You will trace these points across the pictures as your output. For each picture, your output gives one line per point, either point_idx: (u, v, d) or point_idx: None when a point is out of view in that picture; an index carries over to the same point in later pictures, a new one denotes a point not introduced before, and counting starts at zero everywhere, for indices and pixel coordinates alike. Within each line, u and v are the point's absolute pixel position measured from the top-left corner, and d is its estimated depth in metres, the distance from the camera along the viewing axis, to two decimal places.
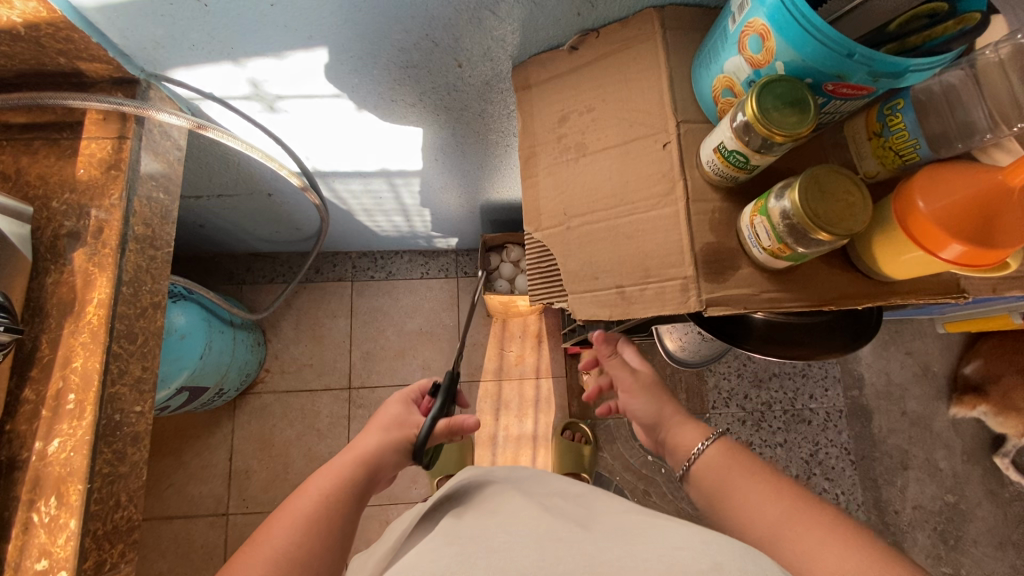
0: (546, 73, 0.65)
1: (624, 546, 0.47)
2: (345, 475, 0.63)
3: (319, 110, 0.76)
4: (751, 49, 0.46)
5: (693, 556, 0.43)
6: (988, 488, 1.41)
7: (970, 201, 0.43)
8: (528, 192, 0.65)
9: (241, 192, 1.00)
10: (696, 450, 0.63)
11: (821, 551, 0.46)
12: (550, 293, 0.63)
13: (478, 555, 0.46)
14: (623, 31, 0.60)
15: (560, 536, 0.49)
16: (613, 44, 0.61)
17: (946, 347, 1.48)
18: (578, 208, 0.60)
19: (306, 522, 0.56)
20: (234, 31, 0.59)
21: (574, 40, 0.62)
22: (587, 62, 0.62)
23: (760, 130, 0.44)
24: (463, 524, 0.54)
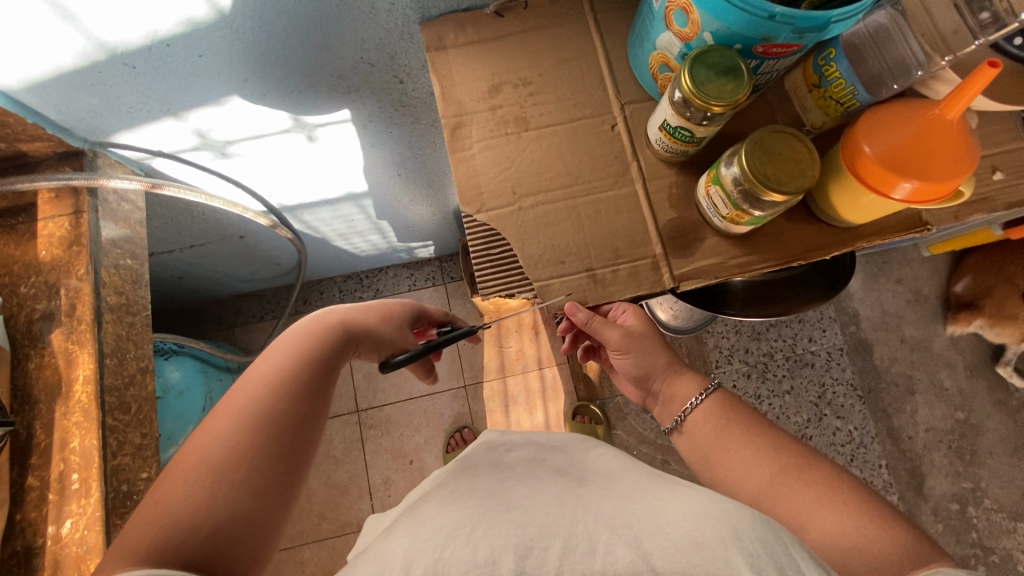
0: (465, 38, 0.57)
1: (642, 502, 0.48)
2: (302, 352, 0.54)
3: (271, 149, 0.75)
4: (678, 24, 0.46)
5: (707, 525, 0.42)
6: (995, 399, 1.44)
7: (908, 139, 0.44)
8: (460, 167, 0.55)
9: (212, 239, 0.99)
10: (691, 401, 0.58)
11: (827, 504, 0.47)
12: (508, 283, 0.53)
13: (500, 510, 0.45)
14: (553, 9, 0.58)
15: (583, 495, 0.49)
16: (538, 19, 0.58)
17: (934, 269, 1.50)
18: (528, 187, 0.55)
19: (252, 427, 0.48)
20: (170, 88, 0.59)
21: (497, 6, 0.57)
22: (514, 31, 0.58)
23: (697, 103, 0.44)
24: (478, 477, 0.53)
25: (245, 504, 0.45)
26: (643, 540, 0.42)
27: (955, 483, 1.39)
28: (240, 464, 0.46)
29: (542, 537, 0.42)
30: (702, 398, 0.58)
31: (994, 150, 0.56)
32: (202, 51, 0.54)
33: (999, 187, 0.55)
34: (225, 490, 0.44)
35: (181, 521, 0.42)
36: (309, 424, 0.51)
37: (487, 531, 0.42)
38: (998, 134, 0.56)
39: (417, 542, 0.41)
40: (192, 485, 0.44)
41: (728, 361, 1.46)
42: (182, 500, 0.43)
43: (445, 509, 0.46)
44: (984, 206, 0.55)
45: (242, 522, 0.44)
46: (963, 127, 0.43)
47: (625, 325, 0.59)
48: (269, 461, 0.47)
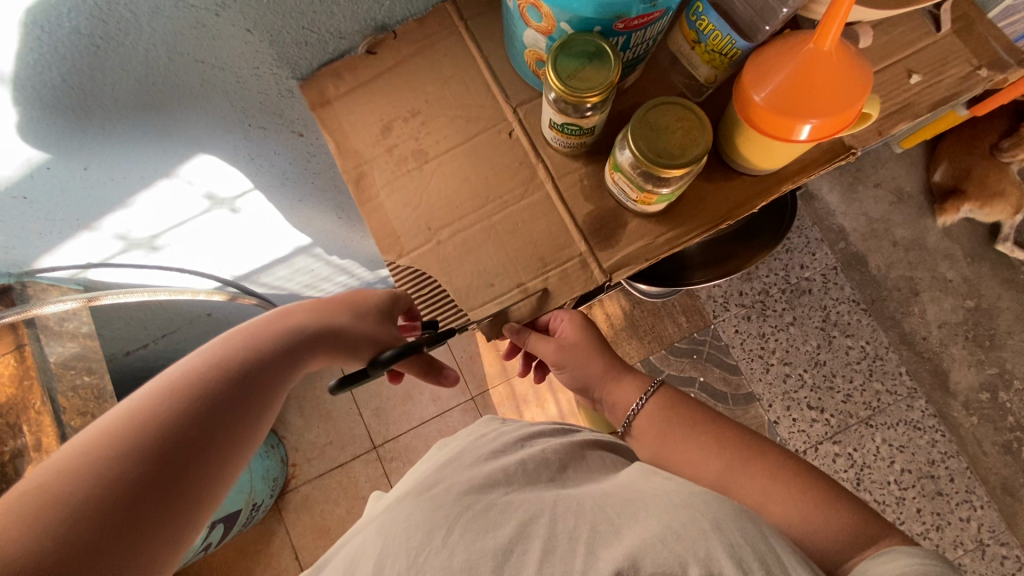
0: (347, 86, 0.56)
1: (621, 496, 0.47)
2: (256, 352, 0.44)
3: (198, 230, 0.74)
4: (534, 19, 0.44)
5: (687, 515, 0.42)
6: (1001, 278, 1.41)
7: (794, 79, 0.42)
8: (374, 217, 0.54)
9: (180, 323, 0.98)
10: (633, 406, 0.58)
11: (772, 489, 0.49)
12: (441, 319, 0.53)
13: (483, 513, 0.44)
14: (423, 29, 0.56)
15: (561, 491, 0.48)
16: (413, 44, 0.56)
17: (911, 163, 1.46)
18: (442, 219, 0.53)
19: (177, 431, 0.37)
20: (72, 206, 0.59)
21: (366, 44, 0.56)
22: (391, 65, 0.56)
23: (570, 99, 0.42)
24: (461, 475, 0.50)
25: (148, 527, 0.34)
26: (621, 535, 0.42)
27: (980, 372, 1.36)
28: (152, 477, 0.35)
29: (519, 539, 0.42)
30: (646, 398, 0.58)
31: (906, 52, 0.53)
32: (88, 163, 0.54)
33: (918, 90, 0.52)
34: (123, 509, 0.33)
35: (50, 546, 0.31)
36: (247, 419, 0.41)
37: (465, 533, 0.42)
38: (907, 34, 0.53)
39: (389, 543, 0.43)
40: (80, 497, 0.32)
41: (724, 308, 1.42)
42: (60, 516, 0.31)
43: (419, 509, 0.46)
44: (906, 113, 0.52)
45: (137, 552, 0.33)
46: (845, 53, 0.42)
47: (562, 337, 0.60)
48: (186, 454, 0.37)
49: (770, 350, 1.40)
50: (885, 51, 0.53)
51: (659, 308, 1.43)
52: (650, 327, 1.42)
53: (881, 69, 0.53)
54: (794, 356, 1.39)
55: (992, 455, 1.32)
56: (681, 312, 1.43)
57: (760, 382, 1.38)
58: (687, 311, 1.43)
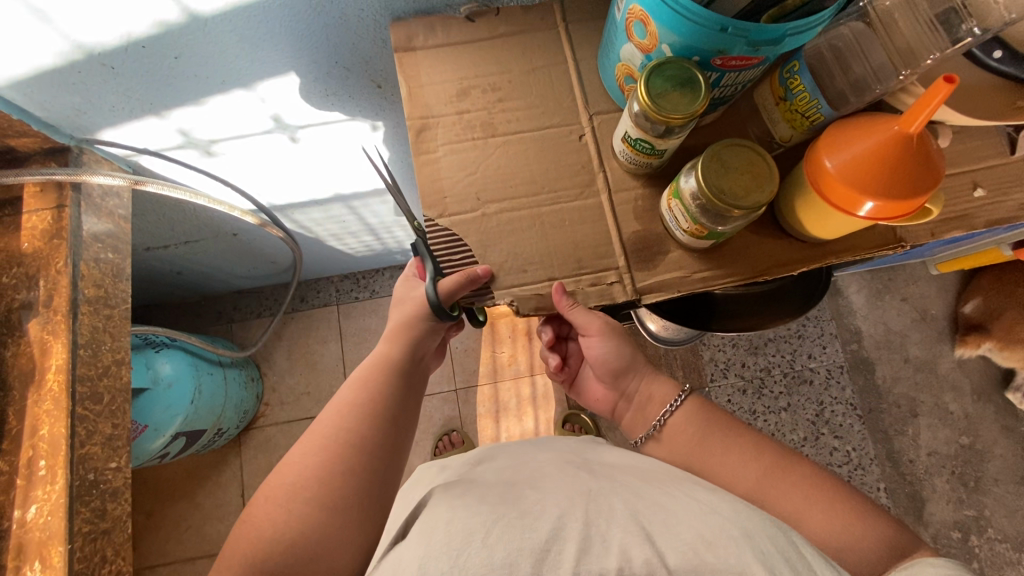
0: (435, 39, 0.57)
1: (652, 502, 0.47)
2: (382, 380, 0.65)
3: (254, 149, 0.76)
4: (638, 35, 0.45)
5: (717, 524, 0.43)
6: (1003, 424, 1.39)
7: (872, 155, 0.42)
8: (425, 169, 0.55)
9: (206, 236, 1.01)
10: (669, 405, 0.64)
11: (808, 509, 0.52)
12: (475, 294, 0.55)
13: (513, 516, 0.44)
14: (524, 19, 0.58)
15: (588, 494, 0.49)
16: (510, 30, 0.58)
17: (943, 288, 1.46)
18: (493, 193, 0.54)
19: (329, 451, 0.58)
20: (151, 88, 0.61)
21: (468, 10, 0.57)
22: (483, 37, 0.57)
23: (654, 118, 0.43)
24: (487, 489, 0.51)
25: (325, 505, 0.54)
26: (655, 538, 0.42)
27: (958, 510, 1.34)
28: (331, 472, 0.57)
29: (553, 541, 0.42)
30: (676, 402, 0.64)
31: (976, 166, 0.54)
32: (179, 53, 0.56)
33: (980, 204, 0.53)
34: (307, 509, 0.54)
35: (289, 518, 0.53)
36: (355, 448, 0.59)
37: (502, 537, 0.42)
38: (981, 149, 0.54)
39: (432, 550, 0.42)
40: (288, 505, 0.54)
41: (723, 375, 1.42)
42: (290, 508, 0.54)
43: (457, 516, 0.45)
44: (962, 224, 0.53)
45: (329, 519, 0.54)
46: (925, 143, 0.41)
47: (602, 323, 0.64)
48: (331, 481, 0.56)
49: None
50: (956, 159, 0.54)
51: (661, 356, 1.43)
52: None
53: (949, 175, 0.54)
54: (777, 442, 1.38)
55: None
56: (680, 366, 1.42)
57: None
58: (686, 367, 1.43)
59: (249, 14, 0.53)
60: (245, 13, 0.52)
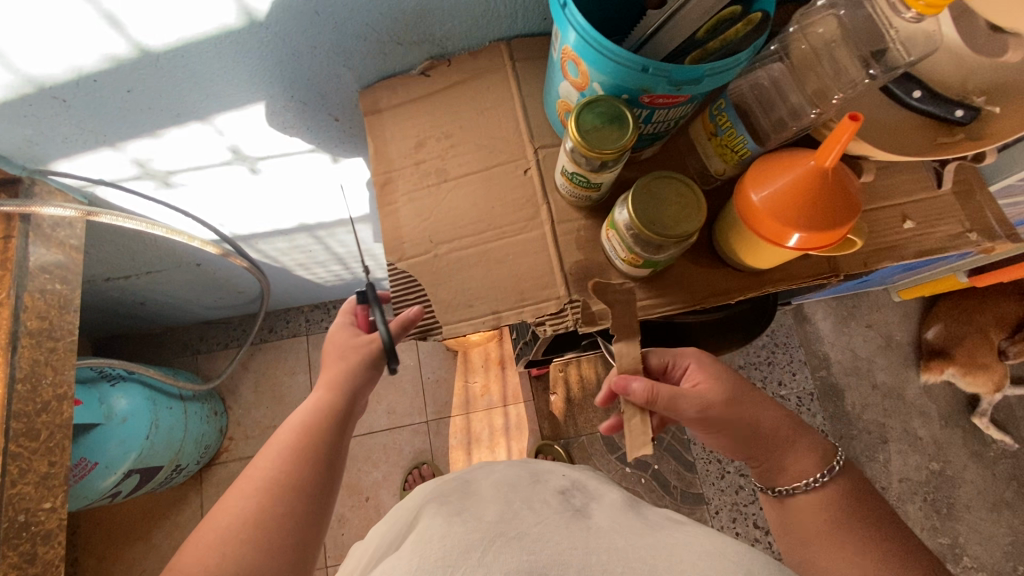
0: (397, 98, 0.61)
1: (657, 536, 0.49)
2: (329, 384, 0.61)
3: (214, 180, 0.77)
4: (571, 74, 0.47)
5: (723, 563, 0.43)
6: (971, 450, 1.41)
7: (793, 189, 0.43)
8: (386, 221, 0.57)
9: (167, 266, 0.99)
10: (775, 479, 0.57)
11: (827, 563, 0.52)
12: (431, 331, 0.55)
13: (515, 541, 0.46)
14: (475, 63, 0.61)
15: (589, 523, 0.50)
16: (463, 73, 0.61)
17: (905, 314, 1.49)
18: (444, 234, 0.55)
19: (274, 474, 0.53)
20: (103, 120, 0.61)
21: (424, 66, 0.61)
22: (440, 87, 0.61)
23: (586, 153, 0.45)
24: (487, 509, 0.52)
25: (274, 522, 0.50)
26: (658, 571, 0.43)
27: (933, 538, 1.34)
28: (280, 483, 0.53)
29: (553, 565, 0.44)
30: (808, 486, 0.55)
31: (905, 199, 0.57)
32: (131, 87, 0.56)
33: (910, 235, 0.56)
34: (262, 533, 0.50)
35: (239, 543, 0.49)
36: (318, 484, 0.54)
37: (497, 555, 0.45)
38: (908, 183, 0.57)
39: (425, 561, 0.44)
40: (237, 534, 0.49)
41: None
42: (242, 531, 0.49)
43: (451, 529, 0.47)
44: (892, 254, 0.55)
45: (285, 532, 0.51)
46: (841, 176, 0.43)
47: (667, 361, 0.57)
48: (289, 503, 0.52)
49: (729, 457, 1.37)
50: (886, 193, 0.57)
51: None
52: None
53: (880, 208, 0.56)
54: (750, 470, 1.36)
55: None
56: None
57: (712, 487, 1.36)
58: None
59: (198, 52, 0.54)
60: (196, 51, 0.53)
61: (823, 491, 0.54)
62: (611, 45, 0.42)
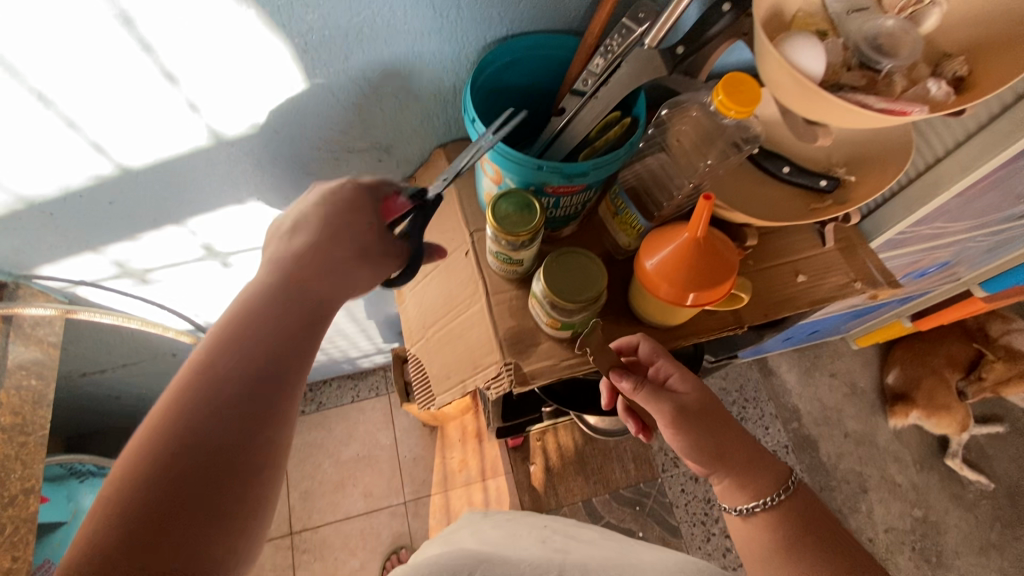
0: None
1: None
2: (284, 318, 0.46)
3: (188, 274, 0.83)
4: (488, 172, 0.56)
5: None
6: (951, 493, 1.41)
7: (675, 257, 0.51)
8: None
9: (143, 358, 1.03)
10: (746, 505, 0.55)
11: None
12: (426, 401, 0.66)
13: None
14: (427, 170, 0.72)
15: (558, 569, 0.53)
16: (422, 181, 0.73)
17: (865, 361, 1.56)
18: (428, 321, 0.68)
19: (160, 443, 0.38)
20: (86, 228, 0.68)
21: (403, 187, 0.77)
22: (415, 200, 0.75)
23: (500, 237, 0.53)
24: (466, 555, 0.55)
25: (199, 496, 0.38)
26: None
27: None
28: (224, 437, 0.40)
29: None
30: (762, 507, 0.54)
31: (796, 257, 0.64)
32: (112, 199, 0.64)
33: (804, 287, 0.63)
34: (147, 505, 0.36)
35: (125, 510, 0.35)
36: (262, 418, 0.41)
37: None
38: (799, 242, 0.65)
39: None
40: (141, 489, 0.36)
41: (674, 464, 1.42)
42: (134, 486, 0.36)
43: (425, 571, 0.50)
44: (791, 305, 0.62)
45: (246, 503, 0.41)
46: (713, 244, 0.51)
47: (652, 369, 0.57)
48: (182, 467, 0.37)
49: (713, 519, 1.37)
50: (781, 252, 0.65)
51: (611, 450, 1.43)
52: (597, 467, 1.42)
53: (776, 265, 0.64)
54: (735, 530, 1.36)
55: None
56: (630, 459, 1.42)
57: (699, 551, 1.34)
58: (637, 459, 1.43)
59: (172, 168, 0.62)
60: (170, 167, 0.62)
61: (776, 518, 0.54)
62: (512, 152, 0.51)
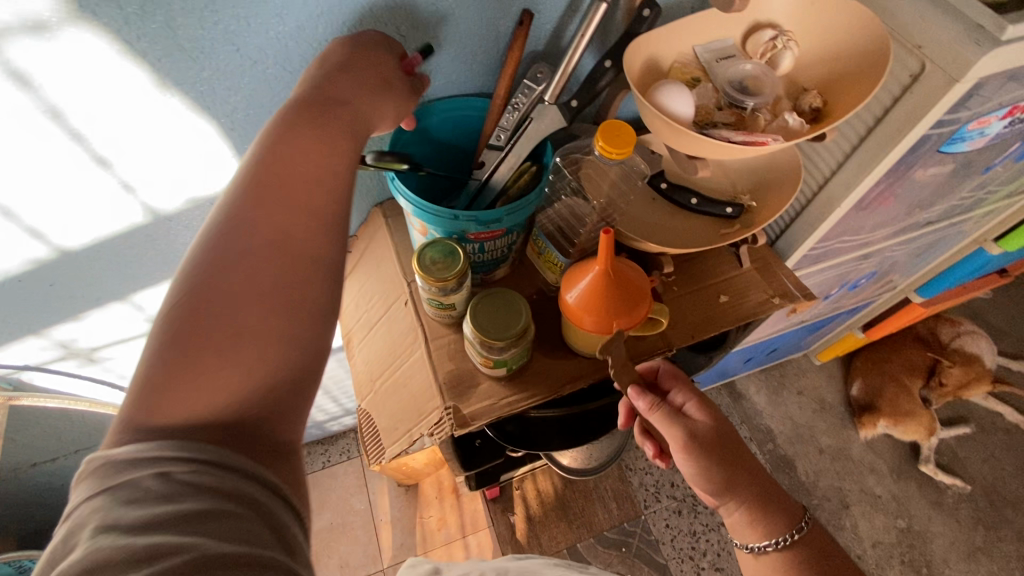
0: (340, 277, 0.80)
1: None
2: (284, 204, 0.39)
3: (138, 349, 0.83)
4: (414, 226, 0.60)
5: None
6: (931, 499, 1.41)
7: (591, 289, 0.55)
8: None
9: (97, 441, 1.01)
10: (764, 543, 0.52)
11: None
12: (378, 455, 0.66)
13: None
14: (367, 228, 0.76)
15: None
16: (364, 240, 0.76)
17: (829, 376, 1.59)
18: (375, 374, 0.69)
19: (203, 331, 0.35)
20: (28, 312, 0.69)
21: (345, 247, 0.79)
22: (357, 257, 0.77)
23: (427, 285, 0.56)
24: None
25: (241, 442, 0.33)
26: None
27: None
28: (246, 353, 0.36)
29: None
30: (776, 545, 0.52)
31: (717, 279, 0.69)
32: (53, 281, 0.66)
33: (726, 307, 0.67)
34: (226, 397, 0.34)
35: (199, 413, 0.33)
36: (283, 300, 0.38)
37: None
38: (718, 265, 0.70)
39: None
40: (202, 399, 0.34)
41: (655, 499, 1.41)
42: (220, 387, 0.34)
43: None
44: (716, 325, 0.65)
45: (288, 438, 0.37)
46: (624, 274, 0.55)
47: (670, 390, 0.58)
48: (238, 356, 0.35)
49: (701, 552, 1.35)
50: (702, 276, 0.69)
51: (591, 491, 1.41)
52: (579, 510, 1.39)
53: (699, 289, 0.68)
54: (724, 561, 1.34)
55: None
56: (612, 498, 1.40)
57: None
58: (618, 498, 1.41)
59: (111, 245, 0.64)
60: (109, 245, 0.64)
61: (790, 559, 0.51)
62: (429, 206, 0.55)
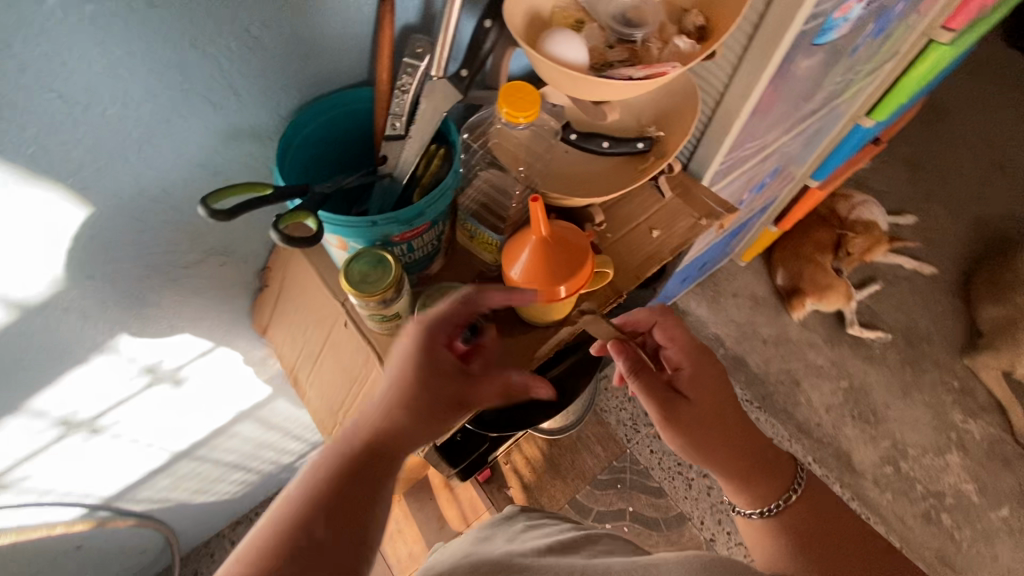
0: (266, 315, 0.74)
1: None
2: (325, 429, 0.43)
3: (54, 457, 0.73)
4: (331, 245, 0.55)
5: None
6: (863, 355, 1.58)
7: (533, 259, 0.54)
8: None
9: (39, 567, 0.89)
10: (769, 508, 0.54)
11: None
12: None
13: None
14: (278, 254, 0.69)
15: None
16: (278, 268, 0.70)
17: (756, 273, 1.71)
18: (337, 405, 0.66)
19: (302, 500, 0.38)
20: None
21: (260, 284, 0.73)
22: (277, 289, 0.71)
23: (364, 302, 0.52)
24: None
25: None
26: None
27: (877, 445, 1.45)
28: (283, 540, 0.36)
29: None
30: (771, 509, 0.54)
31: (646, 215, 0.70)
32: None
33: (660, 240, 0.68)
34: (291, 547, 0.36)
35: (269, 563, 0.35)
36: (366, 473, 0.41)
37: None
38: (643, 201, 0.71)
39: None
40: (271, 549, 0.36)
41: (635, 430, 1.46)
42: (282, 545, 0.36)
43: None
44: (656, 259, 0.67)
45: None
46: (559, 236, 0.55)
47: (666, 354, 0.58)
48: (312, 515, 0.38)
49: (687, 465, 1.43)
50: (631, 216, 0.69)
51: (576, 442, 1.45)
52: (570, 464, 1.42)
53: (631, 229, 0.68)
54: None
55: (918, 527, 1.35)
56: (596, 443, 1.44)
57: (686, 500, 1.40)
58: (602, 440, 1.45)
59: None
60: None
61: (790, 522, 0.53)
62: (342, 219, 0.50)
